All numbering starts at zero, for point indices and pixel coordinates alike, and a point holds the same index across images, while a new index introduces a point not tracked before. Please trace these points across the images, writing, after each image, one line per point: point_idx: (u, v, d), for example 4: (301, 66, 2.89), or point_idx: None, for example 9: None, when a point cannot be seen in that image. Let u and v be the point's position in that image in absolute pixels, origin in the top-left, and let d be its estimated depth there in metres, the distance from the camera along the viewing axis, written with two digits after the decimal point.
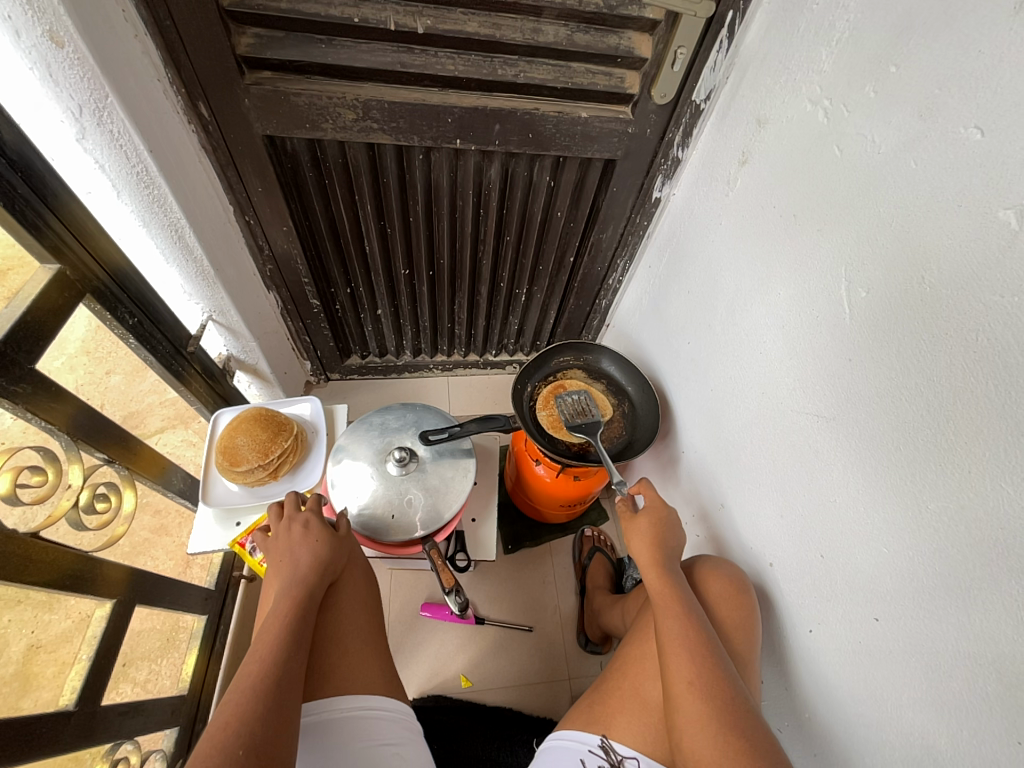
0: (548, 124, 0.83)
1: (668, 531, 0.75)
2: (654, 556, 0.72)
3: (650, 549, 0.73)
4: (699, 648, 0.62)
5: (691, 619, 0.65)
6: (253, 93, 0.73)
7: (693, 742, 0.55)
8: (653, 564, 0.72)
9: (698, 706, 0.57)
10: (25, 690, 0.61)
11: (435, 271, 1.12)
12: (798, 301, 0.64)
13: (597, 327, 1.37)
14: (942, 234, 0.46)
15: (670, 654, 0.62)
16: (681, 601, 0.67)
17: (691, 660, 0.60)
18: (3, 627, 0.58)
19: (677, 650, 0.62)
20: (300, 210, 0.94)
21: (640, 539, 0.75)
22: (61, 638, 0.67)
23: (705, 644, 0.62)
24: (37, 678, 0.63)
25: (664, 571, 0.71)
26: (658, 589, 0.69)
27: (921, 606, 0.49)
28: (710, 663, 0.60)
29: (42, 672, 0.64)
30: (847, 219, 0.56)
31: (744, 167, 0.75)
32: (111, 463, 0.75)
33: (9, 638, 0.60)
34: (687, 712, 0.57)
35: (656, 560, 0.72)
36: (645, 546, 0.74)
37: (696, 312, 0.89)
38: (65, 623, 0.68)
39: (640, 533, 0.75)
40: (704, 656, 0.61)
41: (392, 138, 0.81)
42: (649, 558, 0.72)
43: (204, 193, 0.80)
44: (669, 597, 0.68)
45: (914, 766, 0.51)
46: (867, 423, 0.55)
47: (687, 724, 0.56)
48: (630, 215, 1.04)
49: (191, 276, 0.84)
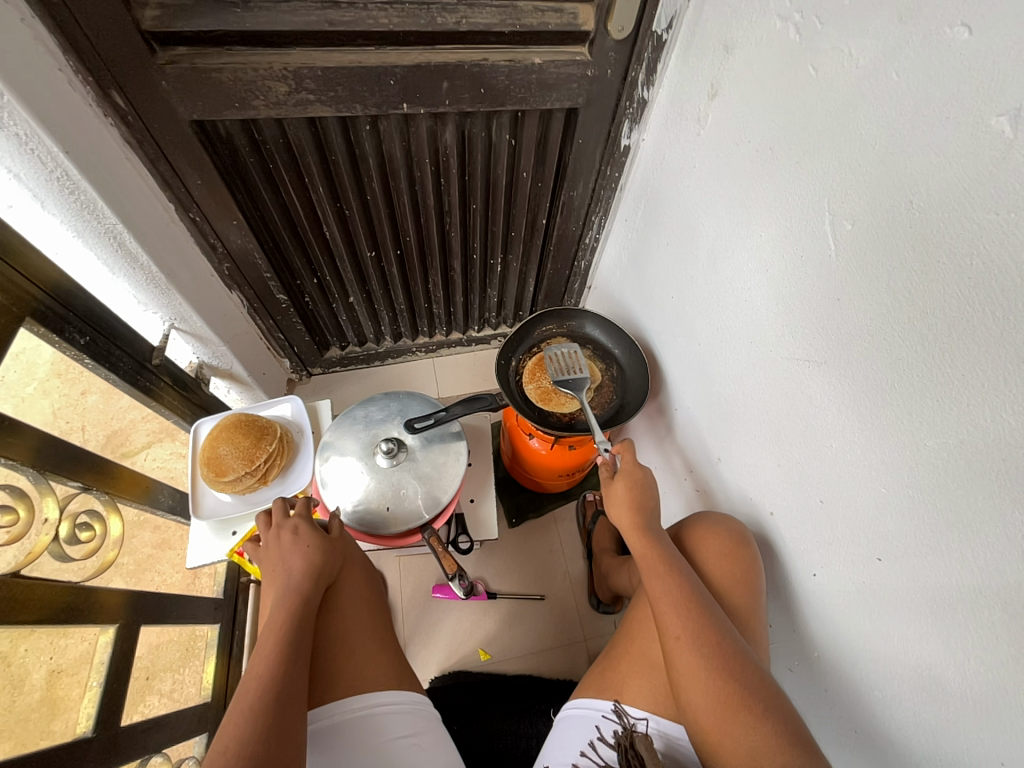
0: (500, 76, 0.76)
1: (645, 490, 0.74)
2: (633, 518, 0.72)
3: (630, 512, 0.72)
4: (687, 602, 0.62)
5: (675, 574, 0.65)
6: (169, 73, 0.66)
7: (691, 694, 0.56)
8: (634, 526, 0.71)
9: (690, 658, 0.57)
10: (54, 714, 0.62)
11: (402, 250, 1.07)
12: (780, 242, 0.61)
13: (579, 291, 1.32)
14: (930, 153, 0.42)
15: (660, 613, 0.62)
16: (664, 559, 0.67)
17: (681, 617, 0.60)
18: (22, 656, 0.58)
19: (666, 608, 0.62)
20: (248, 200, 0.88)
21: (618, 504, 0.74)
22: (80, 660, 0.67)
23: (692, 597, 0.62)
24: (63, 701, 0.64)
25: (644, 532, 0.70)
26: (640, 551, 0.69)
27: (923, 543, 0.49)
28: (700, 615, 0.60)
29: (68, 694, 0.65)
30: (827, 148, 0.52)
31: (714, 101, 0.69)
32: (89, 490, 0.73)
33: (29, 666, 0.60)
34: (682, 665, 0.58)
35: (636, 521, 0.72)
36: (624, 511, 0.73)
37: (676, 264, 0.86)
38: (82, 646, 0.68)
39: (617, 498, 0.74)
40: (692, 609, 0.61)
41: (333, 109, 0.74)
42: (629, 521, 0.72)
43: (138, 193, 0.74)
44: (652, 556, 0.68)
45: (924, 693, 0.52)
46: (859, 364, 0.52)
47: (684, 678, 0.57)
48: (599, 168, 0.98)
49: (141, 284, 0.79)
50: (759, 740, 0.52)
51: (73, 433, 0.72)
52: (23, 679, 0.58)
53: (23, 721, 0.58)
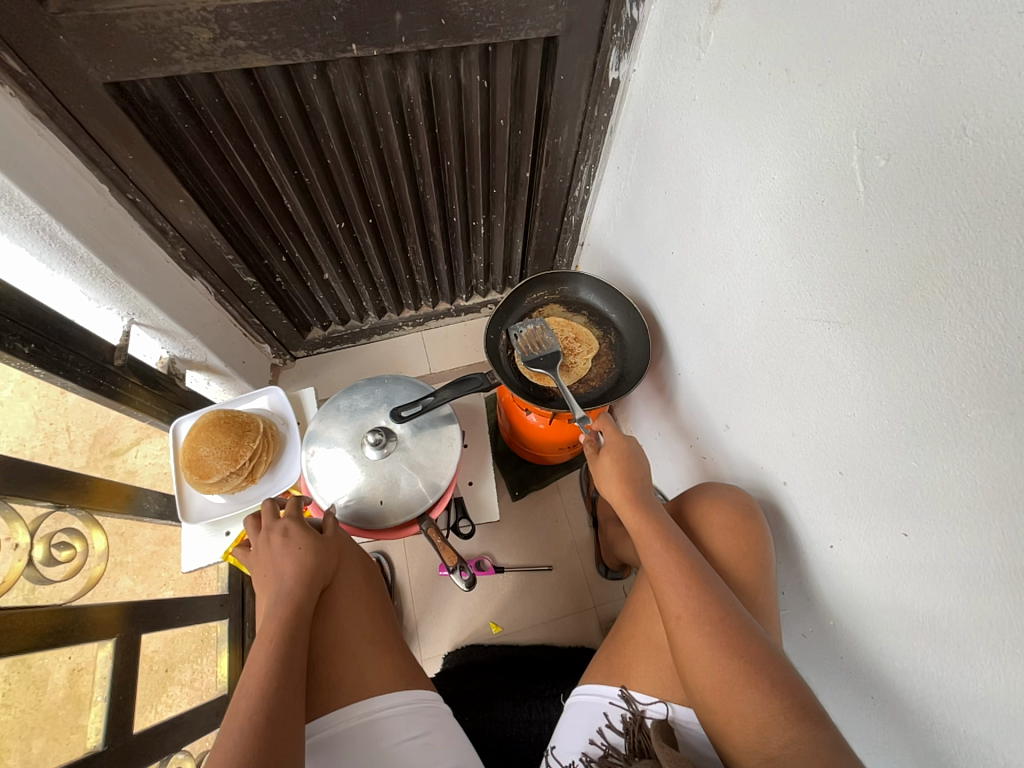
0: (462, 2, 0.64)
1: (634, 460, 0.71)
2: (624, 491, 0.68)
3: (620, 485, 0.69)
4: (688, 578, 0.59)
5: (674, 549, 0.62)
6: (66, 25, 0.55)
7: (698, 672, 0.55)
8: (626, 499, 0.68)
9: (694, 635, 0.55)
10: (81, 709, 0.66)
11: (374, 217, 0.97)
12: (797, 185, 0.53)
13: (571, 249, 1.23)
14: (992, 62, 0.34)
15: (660, 591, 0.59)
16: (661, 533, 0.64)
17: (684, 594, 0.58)
18: (41, 660, 0.61)
19: (666, 586, 0.59)
20: (193, 174, 0.78)
21: (608, 478, 0.70)
22: (95, 661, 0.70)
23: (693, 573, 0.59)
24: (87, 697, 0.68)
25: (638, 506, 0.67)
26: (634, 524, 0.66)
27: (959, 521, 0.44)
28: (702, 591, 0.58)
29: (90, 691, 0.68)
30: (855, 67, 0.43)
31: (716, 16, 0.58)
32: (63, 507, 0.70)
33: (50, 667, 0.63)
34: (687, 645, 0.56)
35: (628, 494, 0.68)
36: (613, 485, 0.69)
37: (676, 214, 0.77)
38: (98, 644, 0.71)
39: (605, 473, 0.71)
40: (694, 585, 0.58)
41: (270, 57, 0.64)
42: (621, 495, 0.68)
43: (61, 176, 0.65)
44: (647, 530, 0.65)
45: (948, 666, 0.50)
46: (891, 323, 0.46)
47: (689, 657, 0.55)
48: (586, 109, 0.86)
49: (88, 279, 0.71)
50: (769, 715, 0.50)
51: (57, 436, 0.72)
52: (45, 679, 0.61)
53: (51, 718, 0.62)
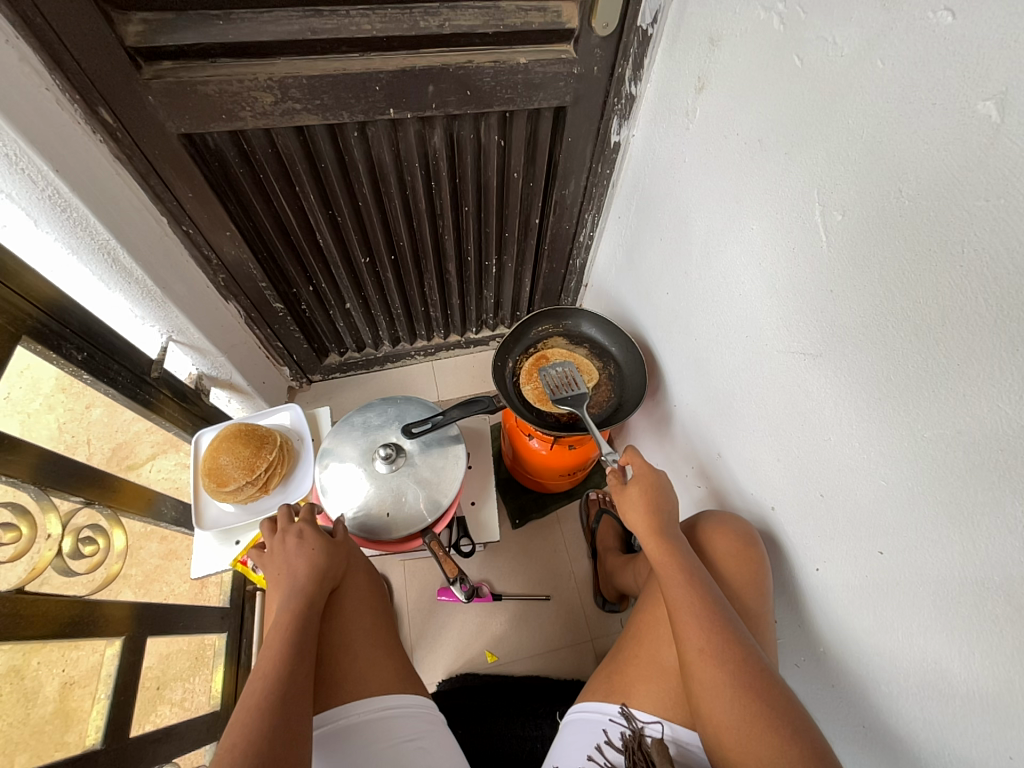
0: (485, 77, 0.76)
1: (661, 493, 0.74)
2: (651, 524, 0.71)
3: (647, 517, 0.72)
4: (709, 613, 0.61)
5: (698, 585, 0.64)
6: (155, 88, 0.66)
7: (713, 709, 0.56)
8: (651, 531, 0.71)
9: (713, 670, 0.57)
10: (68, 725, 0.66)
11: (396, 254, 1.07)
12: (774, 235, 0.60)
13: (575, 289, 1.32)
14: (918, 140, 0.41)
15: (679, 624, 0.61)
16: (684, 567, 0.66)
17: (702, 626, 0.60)
18: (35, 670, 0.62)
19: (686, 618, 0.61)
20: (241, 211, 0.88)
21: (636, 510, 0.73)
22: (90, 673, 0.71)
23: (714, 608, 0.61)
24: (77, 712, 0.68)
25: (663, 539, 0.69)
26: (658, 556, 0.68)
27: (924, 536, 0.48)
28: (723, 629, 0.59)
29: (80, 706, 0.69)
30: (814, 137, 0.52)
31: (701, 95, 0.69)
32: (92, 504, 0.75)
33: (42, 679, 0.63)
34: (704, 679, 0.57)
35: (653, 526, 0.71)
36: (640, 516, 0.72)
37: (671, 260, 0.85)
38: (93, 658, 0.72)
39: (632, 505, 0.74)
40: (715, 620, 0.60)
41: (320, 117, 0.74)
42: (647, 526, 0.71)
43: (132, 210, 0.75)
44: (671, 563, 0.67)
45: (930, 689, 0.51)
46: (856, 357, 0.51)
47: (706, 691, 0.57)
48: (591, 166, 0.97)
49: (138, 299, 0.79)
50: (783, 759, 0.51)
51: (77, 448, 0.74)
52: (36, 692, 0.62)
53: (38, 732, 0.62)
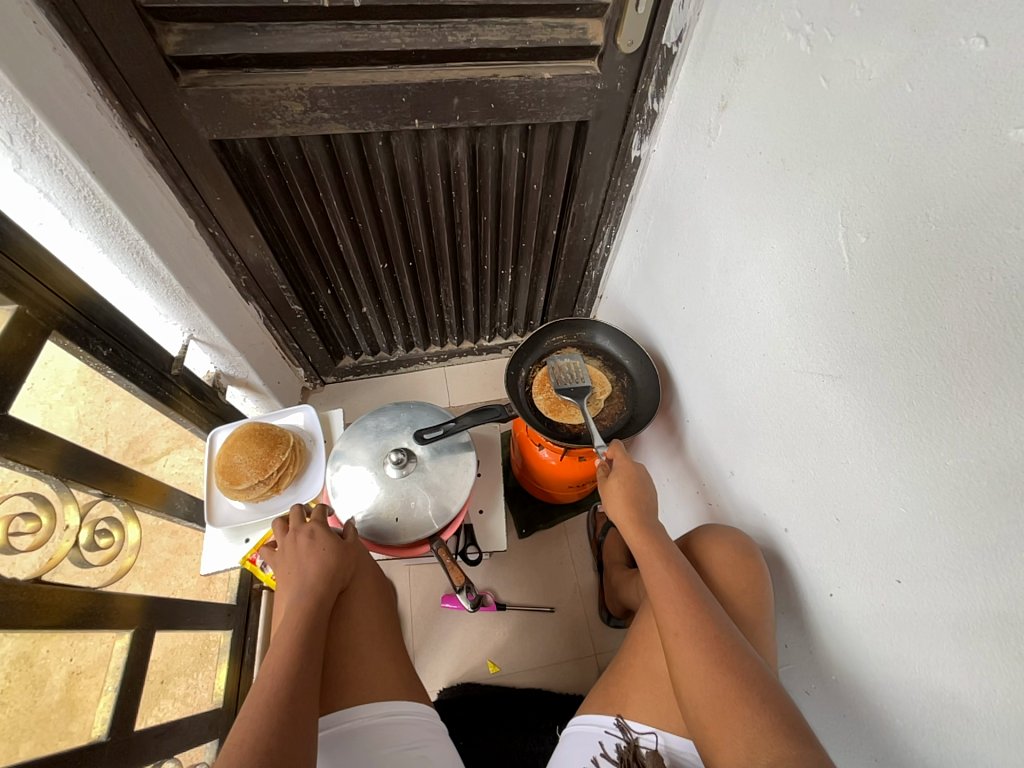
0: (510, 91, 0.77)
1: (641, 482, 0.74)
2: (630, 512, 0.71)
3: (626, 505, 0.72)
4: (686, 596, 0.60)
5: (674, 570, 0.64)
6: (190, 95, 0.69)
7: (691, 688, 0.55)
8: (630, 519, 0.71)
9: (690, 651, 0.56)
10: (73, 716, 0.67)
11: (414, 261, 1.08)
12: (794, 254, 0.60)
13: (590, 300, 1.33)
14: (947, 166, 0.41)
15: (660, 608, 0.61)
16: (662, 554, 0.66)
17: (680, 608, 0.60)
18: (43, 658, 0.63)
19: (665, 603, 0.61)
20: (265, 215, 0.90)
21: (615, 500, 0.73)
22: (97, 663, 0.72)
23: (692, 593, 0.61)
24: (82, 702, 0.69)
25: (642, 528, 0.69)
26: (638, 544, 0.68)
27: (947, 567, 0.47)
28: (699, 610, 0.59)
29: (85, 696, 0.70)
30: (838, 160, 0.52)
31: (724, 113, 0.69)
32: (109, 497, 0.77)
33: (50, 667, 0.65)
34: (682, 662, 0.56)
35: (632, 516, 0.71)
36: (620, 506, 0.72)
37: (688, 275, 0.85)
38: (100, 648, 0.73)
39: (613, 495, 0.74)
40: (692, 602, 0.60)
41: (347, 126, 0.76)
42: (626, 516, 0.71)
43: (160, 210, 0.77)
44: (649, 549, 0.67)
45: (948, 725, 0.50)
46: (876, 380, 0.51)
47: (684, 673, 0.56)
48: (610, 179, 0.98)
49: (162, 297, 0.81)
50: (760, 733, 0.50)
51: (95, 440, 0.76)
52: (43, 680, 0.63)
53: (43, 721, 0.62)
